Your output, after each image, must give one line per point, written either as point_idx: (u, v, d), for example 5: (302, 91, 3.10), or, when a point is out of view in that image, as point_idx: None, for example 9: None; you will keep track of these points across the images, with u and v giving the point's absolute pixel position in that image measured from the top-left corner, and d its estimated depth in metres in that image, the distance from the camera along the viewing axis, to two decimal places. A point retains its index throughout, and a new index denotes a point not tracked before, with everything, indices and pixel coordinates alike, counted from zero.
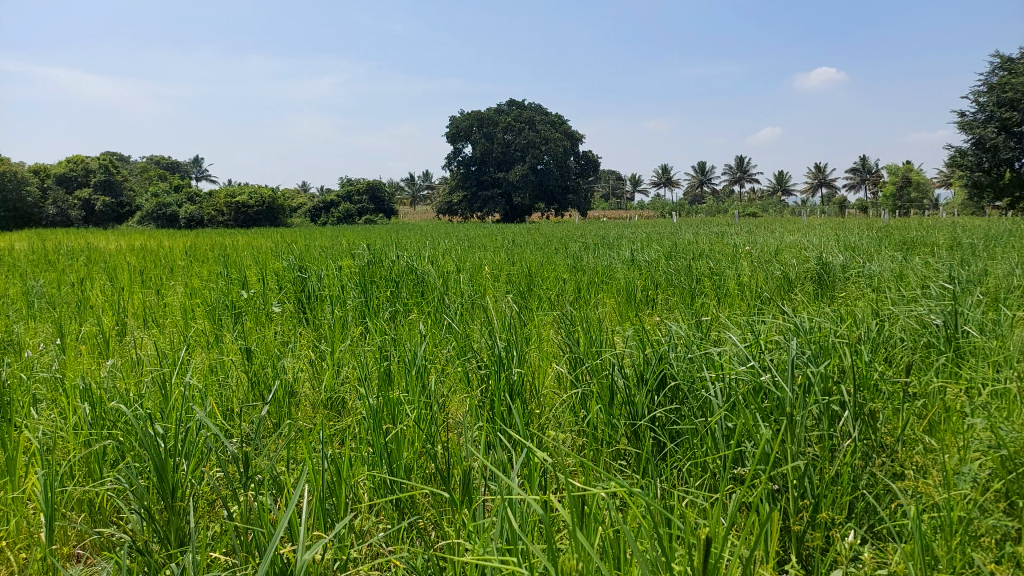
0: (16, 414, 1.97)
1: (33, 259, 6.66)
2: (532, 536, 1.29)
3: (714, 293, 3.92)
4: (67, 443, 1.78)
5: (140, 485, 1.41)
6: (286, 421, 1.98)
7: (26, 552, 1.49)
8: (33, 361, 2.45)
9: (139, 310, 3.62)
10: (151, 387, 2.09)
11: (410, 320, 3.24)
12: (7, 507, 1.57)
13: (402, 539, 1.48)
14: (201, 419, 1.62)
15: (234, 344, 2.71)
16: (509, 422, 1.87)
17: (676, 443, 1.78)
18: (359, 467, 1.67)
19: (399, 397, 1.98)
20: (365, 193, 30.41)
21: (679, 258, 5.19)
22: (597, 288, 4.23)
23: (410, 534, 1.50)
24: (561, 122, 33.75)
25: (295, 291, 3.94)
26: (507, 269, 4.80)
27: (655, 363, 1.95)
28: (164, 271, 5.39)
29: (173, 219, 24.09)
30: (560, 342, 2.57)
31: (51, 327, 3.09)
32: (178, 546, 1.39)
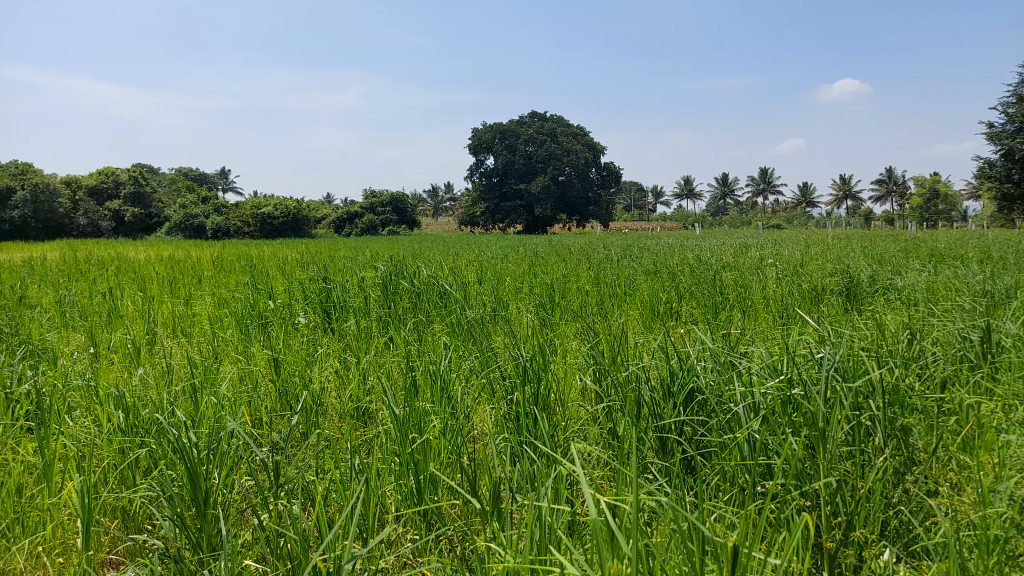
0: (52, 421, 2.00)
1: (65, 268, 6.86)
2: (563, 548, 1.28)
3: (738, 306, 3.89)
4: (103, 449, 1.80)
5: (173, 492, 1.43)
6: (315, 429, 1.99)
7: (61, 558, 1.51)
8: (67, 369, 2.50)
9: (169, 320, 3.68)
10: (182, 396, 2.11)
11: (434, 331, 3.26)
12: (43, 512, 1.60)
13: (430, 549, 1.48)
14: (234, 427, 1.64)
15: (262, 354, 2.74)
16: (535, 433, 1.87)
17: (704, 456, 1.77)
18: (386, 478, 1.68)
19: (425, 407, 1.99)
20: (387, 204, 30.66)
21: (704, 270, 5.16)
22: (620, 301, 4.21)
23: (438, 545, 1.50)
24: (583, 133, 33.76)
25: (320, 300, 3.99)
26: (528, 281, 4.81)
27: (681, 377, 1.93)
28: (192, 280, 5.50)
29: (199, 230, 24.45)
30: (584, 353, 2.57)
31: (83, 336, 3.15)
32: (210, 552, 1.40)
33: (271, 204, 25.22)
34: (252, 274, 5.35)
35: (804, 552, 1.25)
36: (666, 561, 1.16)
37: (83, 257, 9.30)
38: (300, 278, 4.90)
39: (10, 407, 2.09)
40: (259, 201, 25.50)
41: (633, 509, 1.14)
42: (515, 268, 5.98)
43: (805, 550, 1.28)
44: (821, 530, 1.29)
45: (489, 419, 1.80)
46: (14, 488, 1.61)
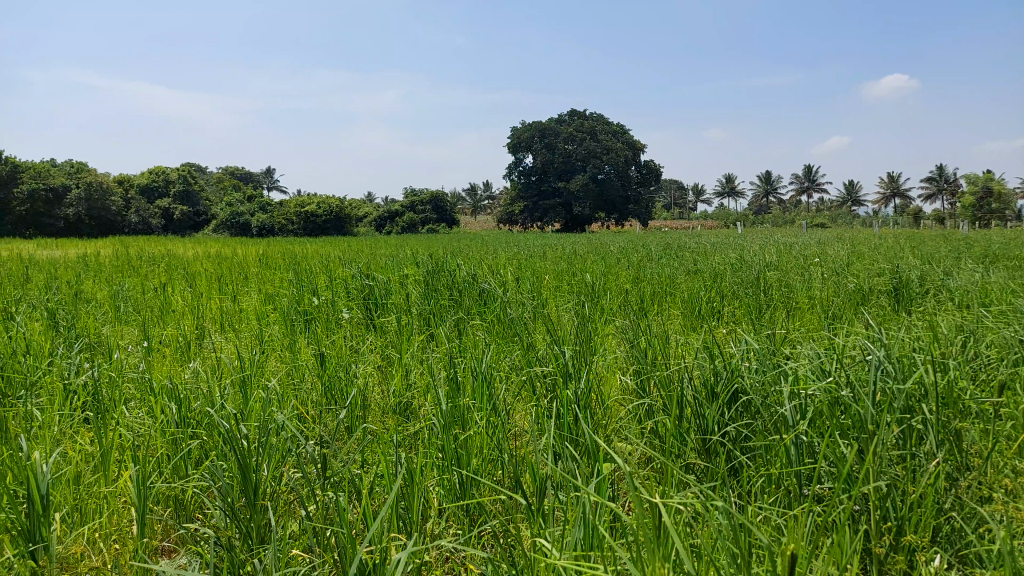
0: (108, 412, 2.07)
1: (119, 264, 7.08)
2: (607, 546, 1.28)
3: (783, 306, 3.82)
4: (156, 440, 1.85)
5: (224, 483, 1.46)
6: (359, 424, 2.02)
7: (117, 545, 1.56)
8: (121, 362, 2.58)
9: (217, 316, 3.76)
10: (231, 389, 2.16)
11: (474, 328, 3.27)
12: (101, 499, 1.65)
13: (473, 545, 1.49)
14: (282, 420, 1.68)
15: (307, 350, 2.79)
16: (576, 431, 1.87)
17: (748, 458, 1.74)
18: (429, 473, 1.69)
19: (467, 404, 1.99)
20: (427, 203, 30.86)
21: (747, 269, 5.08)
22: (661, 300, 4.17)
23: (480, 540, 1.51)
24: (623, 131, 33.51)
25: (362, 297, 4.04)
26: (568, 279, 4.79)
27: (725, 377, 1.91)
28: (239, 277, 5.63)
29: (244, 228, 24.99)
30: (625, 352, 2.55)
31: (136, 330, 3.25)
32: (259, 542, 1.42)
33: (313, 203, 25.64)
34: (297, 271, 5.46)
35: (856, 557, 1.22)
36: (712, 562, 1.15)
37: (136, 253, 9.60)
38: (343, 275, 4.97)
39: (69, 398, 2.17)
40: (301, 199, 25.95)
41: (682, 508, 1.13)
42: (554, 267, 5.97)
43: (854, 555, 1.25)
44: (873, 535, 1.26)
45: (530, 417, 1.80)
46: (74, 476, 1.66)
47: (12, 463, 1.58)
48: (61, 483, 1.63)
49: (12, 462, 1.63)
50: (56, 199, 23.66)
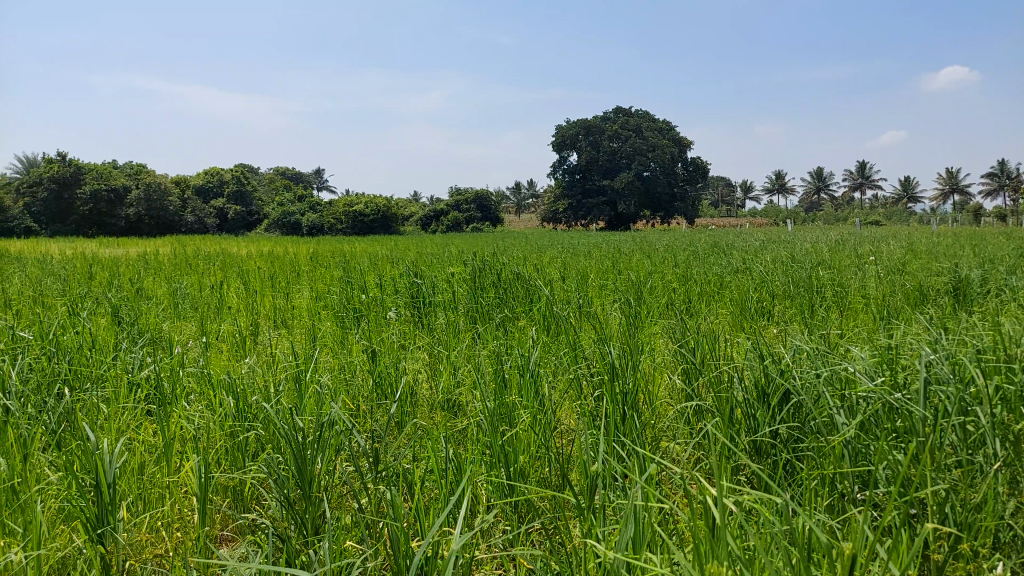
0: (171, 405, 2.14)
1: (177, 262, 7.30)
2: (655, 545, 1.28)
3: (836, 306, 3.73)
4: (216, 433, 1.92)
5: (280, 475, 1.50)
6: (409, 420, 2.05)
7: (179, 533, 1.62)
8: (182, 356, 2.66)
9: (271, 312, 3.85)
10: (286, 384, 2.22)
11: (520, 327, 3.27)
12: (164, 489, 1.72)
13: (521, 542, 1.51)
14: (336, 414, 1.71)
15: (358, 347, 2.83)
16: (624, 430, 1.87)
17: (800, 460, 1.71)
18: (477, 469, 1.71)
19: (514, 402, 2.01)
20: (472, 201, 31.02)
21: (798, 268, 4.96)
22: (708, 300, 4.10)
23: (528, 537, 1.52)
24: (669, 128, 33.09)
25: (410, 295, 4.09)
26: (613, 278, 4.75)
27: (776, 377, 1.88)
28: (291, 275, 5.76)
29: (295, 227, 25.50)
30: (673, 352, 2.52)
31: (194, 326, 3.35)
32: (314, 532, 1.46)
33: (361, 202, 26.03)
34: (346, 269, 5.55)
35: (916, 563, 1.19)
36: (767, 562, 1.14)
37: (191, 252, 9.88)
38: (391, 273, 5.04)
39: (133, 390, 2.25)
40: (349, 199, 26.37)
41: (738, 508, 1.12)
42: (601, 265, 5.94)
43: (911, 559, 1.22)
44: (935, 541, 1.22)
45: (578, 415, 1.80)
46: (138, 465, 1.73)
47: (82, 451, 1.65)
48: (127, 471, 1.70)
49: (82, 450, 1.70)
50: (117, 199, 24.56)
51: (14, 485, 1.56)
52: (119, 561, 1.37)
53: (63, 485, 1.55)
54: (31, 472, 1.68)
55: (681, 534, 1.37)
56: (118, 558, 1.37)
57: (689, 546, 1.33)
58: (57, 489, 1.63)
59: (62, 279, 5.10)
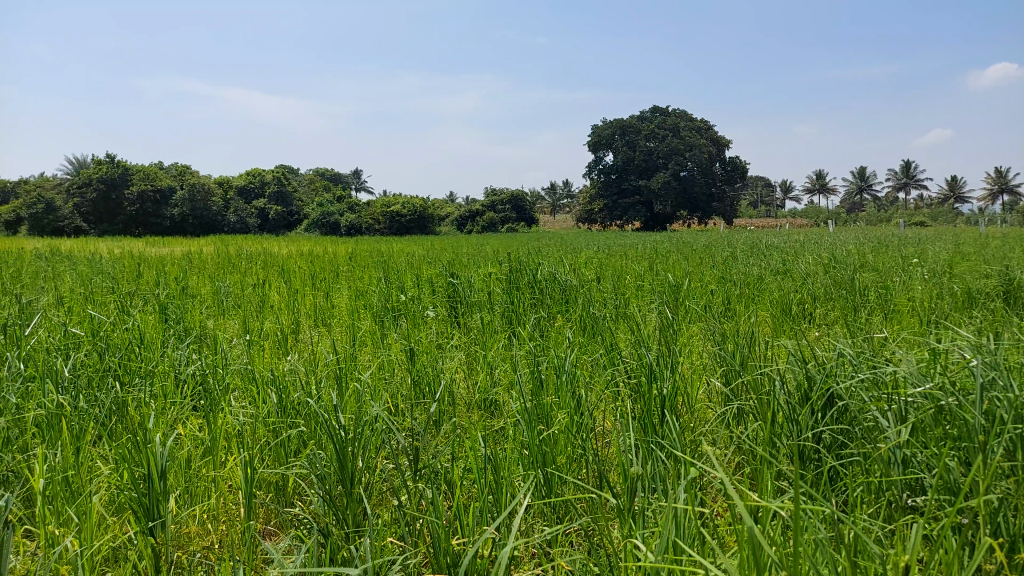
0: (217, 401, 2.19)
1: (220, 261, 7.47)
2: (695, 548, 1.26)
3: (880, 308, 3.65)
4: (260, 429, 1.96)
5: (323, 471, 1.53)
6: (448, 419, 2.07)
7: (225, 526, 1.65)
8: (227, 353, 2.73)
9: (311, 311, 3.92)
10: (327, 381, 2.26)
11: (556, 328, 3.26)
12: (210, 483, 1.76)
13: (560, 542, 1.51)
14: (377, 412, 1.74)
15: (396, 345, 2.87)
16: (662, 432, 1.85)
17: (845, 466, 1.68)
18: (515, 468, 1.72)
19: (551, 402, 2.01)
20: (507, 201, 31.06)
21: (841, 269, 4.86)
22: (748, 302, 4.04)
23: (566, 538, 1.52)
24: (707, 128, 32.70)
25: (447, 294, 4.12)
26: (651, 279, 4.71)
27: (820, 381, 1.84)
28: (330, 274, 5.84)
29: (334, 227, 25.85)
30: (713, 354, 2.49)
31: (237, 324, 3.42)
32: (355, 528, 1.48)
33: (398, 203, 26.27)
34: (384, 269, 5.61)
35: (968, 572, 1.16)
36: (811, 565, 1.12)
37: (234, 250, 10.11)
38: (428, 273, 5.08)
39: (180, 386, 2.31)
40: (387, 200, 26.64)
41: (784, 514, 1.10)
42: (638, 266, 5.90)
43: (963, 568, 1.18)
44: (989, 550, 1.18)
45: (617, 417, 1.79)
46: (185, 459, 1.77)
47: (134, 445, 1.69)
48: (175, 465, 1.74)
49: (133, 444, 1.75)
50: (163, 199, 25.19)
51: (69, 476, 1.61)
52: (168, 552, 1.40)
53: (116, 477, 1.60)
54: (85, 463, 1.73)
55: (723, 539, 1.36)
56: (167, 549, 1.41)
57: (731, 551, 1.32)
58: (108, 481, 1.68)
59: (112, 277, 5.26)
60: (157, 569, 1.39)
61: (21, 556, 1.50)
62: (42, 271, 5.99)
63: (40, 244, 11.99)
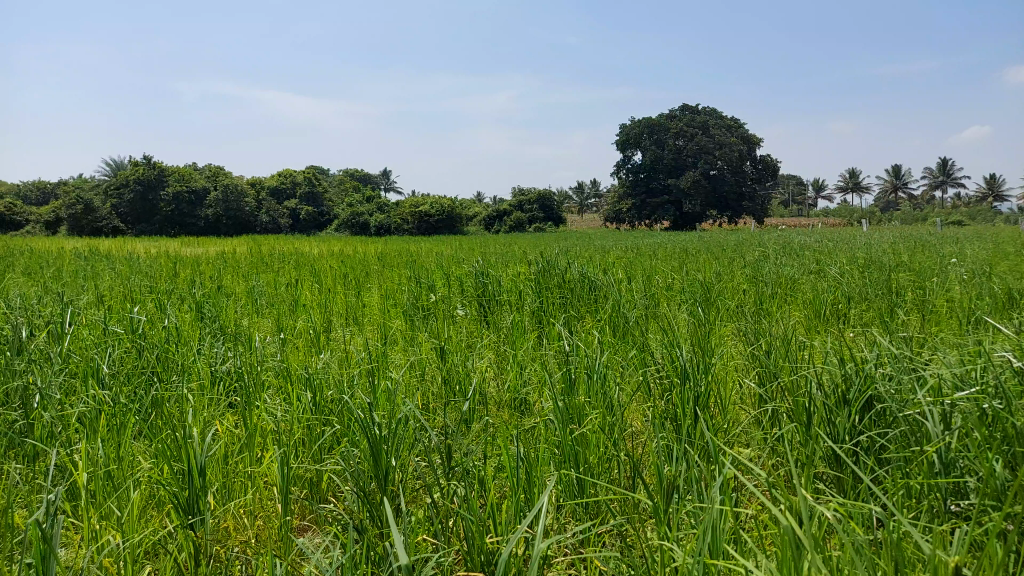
0: (252, 398, 2.23)
1: (252, 261, 7.58)
2: (732, 550, 1.25)
3: (917, 309, 3.57)
4: (296, 425, 1.98)
5: (357, 468, 1.54)
6: (479, 417, 2.08)
7: (261, 521, 1.68)
8: (262, 351, 2.77)
9: (343, 310, 3.96)
10: (360, 379, 2.28)
11: (586, 328, 3.25)
12: (246, 478, 1.78)
13: (593, 542, 1.51)
14: (411, 410, 1.75)
15: (427, 345, 2.89)
16: (696, 432, 1.84)
17: (884, 470, 1.65)
18: (548, 467, 1.72)
19: (583, 401, 2.01)
20: (535, 201, 31.07)
21: (877, 269, 4.77)
22: (780, 303, 3.99)
23: (599, 538, 1.52)
24: (737, 126, 32.33)
25: (476, 294, 4.13)
26: (681, 279, 4.67)
27: (858, 383, 1.81)
28: (361, 274, 5.89)
29: (363, 227, 26.08)
30: (746, 355, 2.47)
31: (271, 322, 3.48)
32: (389, 525, 1.49)
33: (426, 203, 26.41)
34: (414, 269, 5.65)
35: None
36: (850, 569, 1.10)
37: (266, 250, 10.26)
38: (458, 273, 5.11)
39: (217, 383, 2.35)
40: (416, 200, 26.80)
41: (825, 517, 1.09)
42: (668, 266, 5.86)
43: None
44: None
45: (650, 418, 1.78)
46: (222, 454, 1.80)
47: (173, 440, 1.73)
48: (213, 460, 1.77)
49: (173, 439, 1.78)
50: (197, 199, 25.63)
51: (111, 470, 1.65)
52: (207, 546, 1.43)
53: (156, 471, 1.63)
54: (126, 458, 1.77)
55: (760, 541, 1.34)
56: (205, 543, 1.43)
57: (768, 553, 1.30)
58: (149, 475, 1.71)
59: (150, 276, 5.37)
60: (195, 562, 1.41)
61: (65, 547, 1.54)
62: (83, 270, 6.14)
63: (89, 246, 12.36)
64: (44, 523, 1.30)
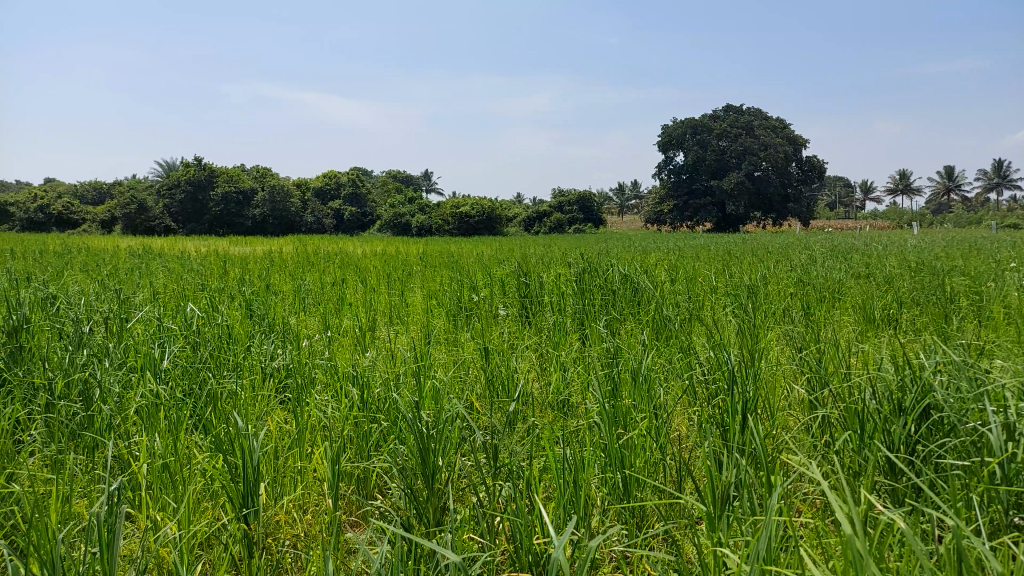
0: (301, 395, 2.27)
1: (298, 260, 7.73)
2: (784, 557, 1.23)
3: (973, 315, 3.46)
4: (343, 422, 2.02)
5: (406, 466, 1.56)
6: (524, 418, 2.09)
7: (311, 516, 1.71)
8: (311, 348, 2.82)
9: (387, 309, 4.01)
10: (405, 378, 2.31)
11: (629, 330, 3.24)
12: (297, 474, 1.82)
13: (640, 546, 1.50)
14: (457, 410, 1.76)
15: (470, 344, 2.90)
16: (745, 438, 1.81)
17: (941, 481, 1.61)
18: (595, 470, 1.71)
19: (628, 404, 2.00)
20: (575, 202, 30.98)
21: (930, 274, 4.63)
22: (828, 307, 3.91)
23: (646, 542, 1.51)
24: (782, 126, 31.74)
25: (519, 295, 4.14)
26: (726, 281, 4.61)
27: (915, 391, 1.76)
28: (404, 274, 5.96)
29: (404, 227, 26.35)
30: (794, 360, 2.43)
31: (317, 320, 3.54)
32: (437, 523, 1.50)
33: (466, 204, 26.55)
34: (456, 269, 5.69)
35: None
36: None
37: (312, 250, 10.44)
38: (499, 273, 5.12)
39: (267, 379, 2.40)
40: (456, 201, 26.97)
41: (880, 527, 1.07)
42: (712, 268, 5.78)
43: None
44: None
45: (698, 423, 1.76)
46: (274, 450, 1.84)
47: (227, 435, 1.77)
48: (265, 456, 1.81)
49: (227, 434, 1.83)
50: (244, 200, 26.23)
51: (169, 463, 1.70)
52: (261, 539, 1.46)
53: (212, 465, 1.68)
54: (183, 450, 1.82)
55: (811, 549, 1.32)
56: (258, 536, 1.47)
57: (821, 562, 1.28)
58: (204, 468, 1.76)
59: (201, 275, 5.51)
60: (250, 555, 1.45)
61: (125, 536, 1.59)
62: (138, 268, 6.35)
63: (144, 244, 12.78)
64: (108, 512, 1.35)
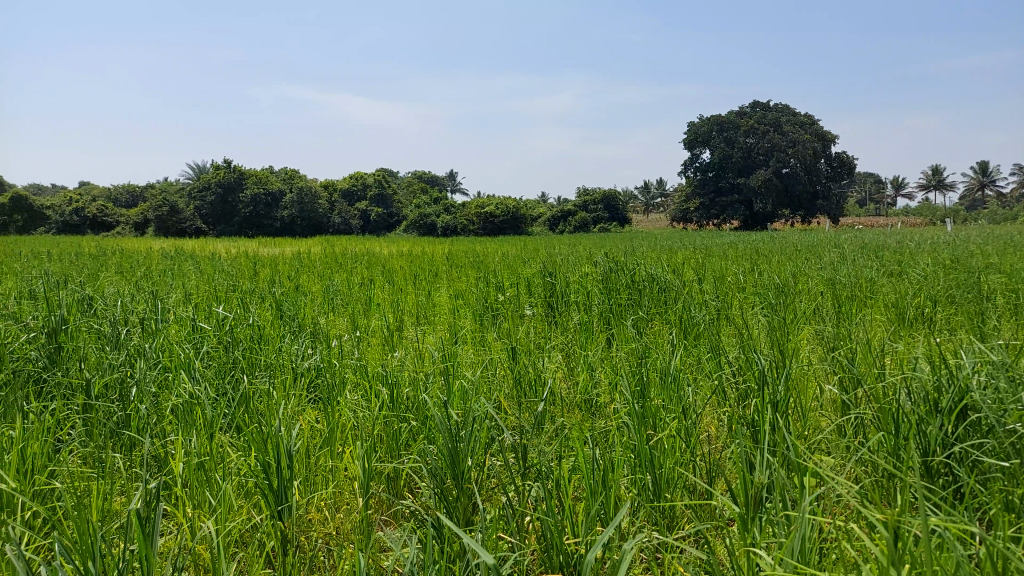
0: (332, 395, 2.30)
1: (327, 260, 7.81)
2: (817, 559, 1.22)
3: (1010, 314, 3.39)
4: (373, 421, 2.04)
5: (436, 465, 1.57)
6: (552, 418, 2.09)
7: (343, 514, 1.73)
8: (340, 348, 2.85)
9: (414, 309, 4.03)
10: (434, 377, 2.32)
11: (657, 329, 3.22)
12: (328, 472, 1.84)
13: (670, 546, 1.50)
14: (486, 410, 1.77)
15: (497, 344, 2.91)
16: (775, 438, 1.79)
17: (979, 483, 1.58)
18: (624, 470, 1.71)
19: (657, 404, 1.99)
20: (600, 201, 30.87)
21: (965, 272, 4.53)
22: (860, 305, 3.85)
23: (676, 542, 1.51)
24: (810, 122, 31.29)
25: (545, 295, 4.14)
26: (754, 280, 4.56)
27: (951, 392, 1.73)
28: (430, 274, 5.99)
29: (429, 227, 26.47)
30: (826, 360, 2.39)
31: (346, 320, 3.57)
32: (467, 521, 1.51)
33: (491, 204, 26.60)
34: (482, 269, 5.71)
35: None
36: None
37: (339, 250, 10.54)
38: (525, 273, 5.12)
39: (298, 378, 2.43)
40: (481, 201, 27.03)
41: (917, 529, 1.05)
42: (740, 267, 5.72)
43: None
44: None
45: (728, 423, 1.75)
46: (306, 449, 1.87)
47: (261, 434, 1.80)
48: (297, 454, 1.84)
49: (259, 432, 1.85)
50: (272, 201, 26.56)
51: (204, 461, 1.73)
52: (294, 536, 1.49)
53: (245, 463, 1.70)
54: (217, 449, 1.86)
55: (844, 551, 1.31)
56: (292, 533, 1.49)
57: (856, 564, 1.26)
58: (238, 467, 1.79)
59: (231, 275, 5.59)
60: (284, 552, 1.47)
61: (163, 532, 1.63)
62: (170, 269, 6.46)
63: (177, 245, 13.02)
64: (147, 510, 1.38)
